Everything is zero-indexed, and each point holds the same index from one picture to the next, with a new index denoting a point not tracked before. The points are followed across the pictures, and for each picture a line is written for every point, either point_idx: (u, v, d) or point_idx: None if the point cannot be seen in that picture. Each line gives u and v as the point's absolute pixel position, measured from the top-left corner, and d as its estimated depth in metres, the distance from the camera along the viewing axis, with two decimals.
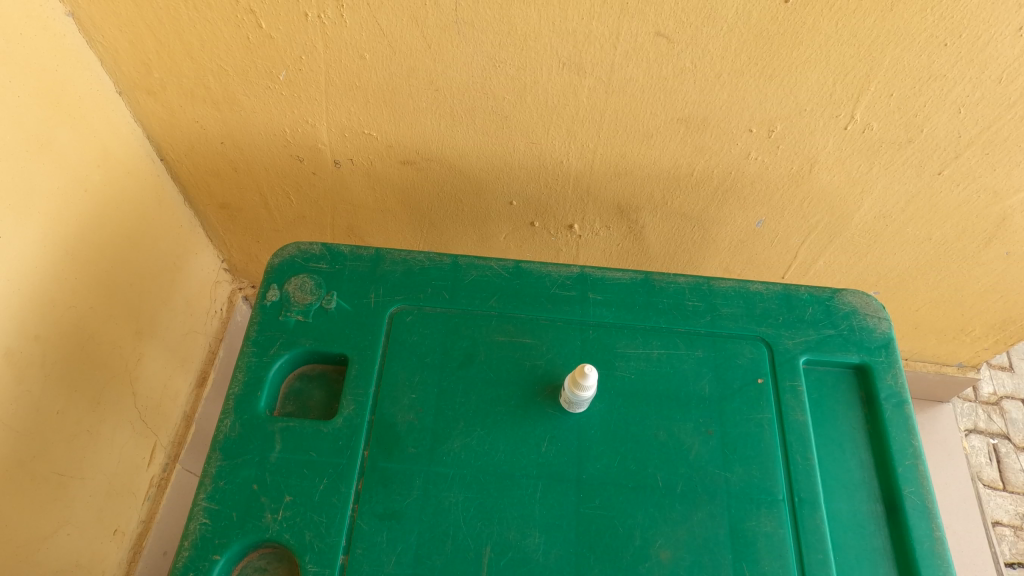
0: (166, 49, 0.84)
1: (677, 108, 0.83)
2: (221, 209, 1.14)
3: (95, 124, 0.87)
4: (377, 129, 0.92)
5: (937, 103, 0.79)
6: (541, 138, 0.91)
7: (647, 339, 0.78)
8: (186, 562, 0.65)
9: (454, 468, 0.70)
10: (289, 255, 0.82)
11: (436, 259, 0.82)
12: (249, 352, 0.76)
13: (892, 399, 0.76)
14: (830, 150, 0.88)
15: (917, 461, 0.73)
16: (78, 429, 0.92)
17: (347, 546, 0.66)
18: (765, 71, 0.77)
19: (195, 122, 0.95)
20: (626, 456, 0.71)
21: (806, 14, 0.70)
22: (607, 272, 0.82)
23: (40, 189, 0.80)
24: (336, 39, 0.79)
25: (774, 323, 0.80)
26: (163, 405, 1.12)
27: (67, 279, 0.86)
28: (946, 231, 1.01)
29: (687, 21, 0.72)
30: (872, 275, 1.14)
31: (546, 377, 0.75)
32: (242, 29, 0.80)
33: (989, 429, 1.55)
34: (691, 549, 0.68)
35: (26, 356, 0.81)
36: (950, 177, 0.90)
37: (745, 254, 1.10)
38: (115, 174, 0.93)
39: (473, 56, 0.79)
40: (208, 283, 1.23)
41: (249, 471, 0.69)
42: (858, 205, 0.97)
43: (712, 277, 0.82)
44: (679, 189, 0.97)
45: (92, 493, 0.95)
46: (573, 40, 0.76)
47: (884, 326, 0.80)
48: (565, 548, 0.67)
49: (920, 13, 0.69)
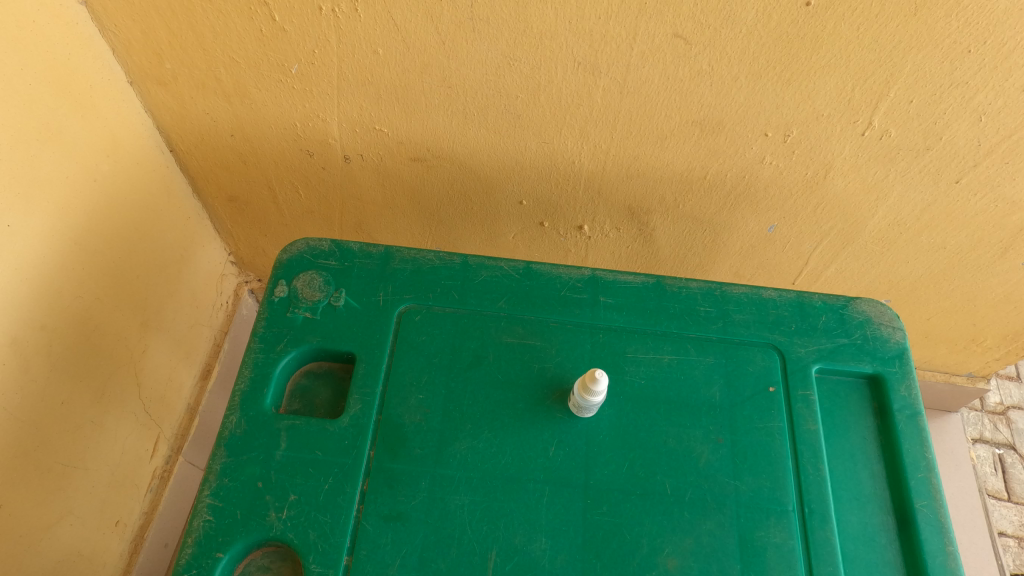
0: (177, 40, 0.83)
1: (692, 110, 0.82)
2: (229, 201, 1.13)
3: (104, 113, 0.87)
4: (388, 125, 0.92)
5: (958, 111, 0.78)
6: (553, 138, 0.90)
7: (657, 344, 0.77)
8: (189, 560, 0.64)
9: (461, 471, 0.69)
10: (297, 251, 0.81)
11: (446, 259, 0.81)
12: (256, 349, 0.75)
13: (906, 411, 0.75)
14: (846, 157, 0.87)
15: (929, 474, 0.72)
16: (82, 419, 0.91)
17: (351, 547, 0.66)
18: (783, 75, 0.76)
19: (205, 115, 0.95)
20: (635, 461, 0.70)
21: (828, 18, 0.69)
22: (618, 275, 0.81)
23: (48, 178, 0.79)
24: (349, 33, 0.78)
25: (786, 331, 0.79)
26: (167, 397, 1.11)
27: (74, 269, 0.86)
28: (962, 240, 1.00)
29: (706, 22, 0.71)
30: (884, 284, 1.13)
31: (554, 381, 0.74)
32: (255, 21, 0.79)
33: (995, 438, 1.54)
34: (699, 558, 0.67)
35: (32, 346, 0.80)
36: (967, 185, 0.89)
37: (756, 260, 1.09)
38: (124, 164, 0.92)
39: (487, 54, 0.78)
40: (214, 276, 1.23)
41: (254, 469, 0.69)
42: (873, 212, 0.96)
43: (725, 282, 0.81)
44: (692, 192, 0.95)
45: (94, 484, 0.95)
46: (589, 40, 0.75)
47: (898, 337, 0.79)
48: (571, 554, 0.66)
49: (944, 20, 0.68)
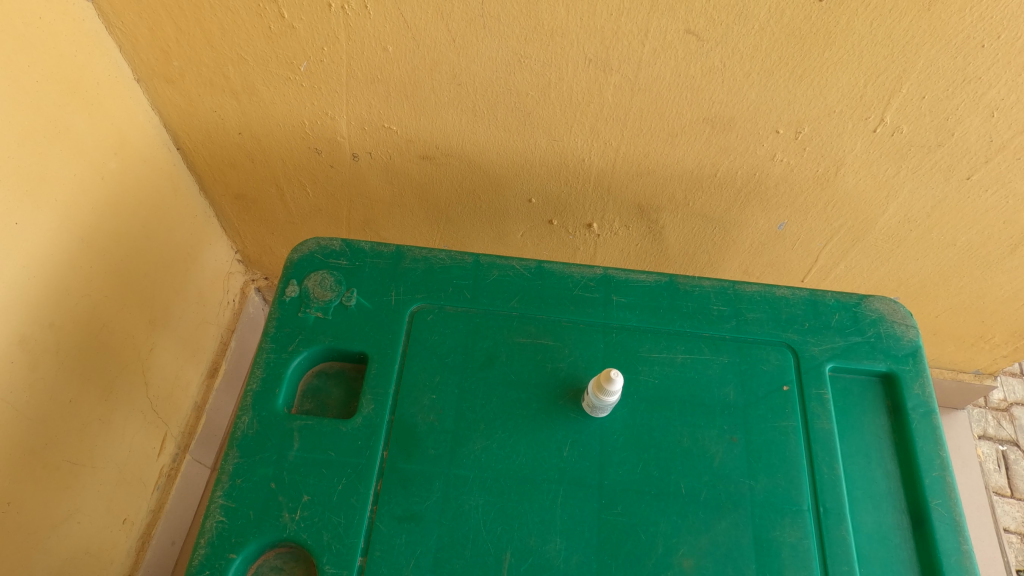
0: (185, 38, 0.83)
1: (704, 107, 0.82)
2: (236, 200, 1.12)
3: (112, 112, 0.86)
4: (397, 122, 0.91)
5: (970, 107, 0.78)
6: (563, 135, 0.89)
7: (671, 343, 0.77)
8: (203, 561, 0.64)
9: (474, 471, 0.69)
10: (308, 251, 0.80)
11: (457, 257, 0.80)
12: (268, 349, 0.74)
13: (920, 409, 0.75)
14: (858, 153, 0.86)
15: (944, 473, 0.72)
16: (89, 419, 0.91)
17: (365, 547, 0.65)
18: (795, 71, 0.76)
19: (213, 113, 0.94)
20: (649, 461, 0.70)
21: (841, 14, 0.69)
22: (631, 274, 0.80)
23: (55, 177, 0.79)
24: (358, 30, 0.78)
25: (800, 330, 0.78)
26: (174, 396, 1.11)
27: (82, 268, 0.85)
28: (972, 237, 0.99)
29: (718, 18, 0.70)
30: (893, 281, 1.13)
31: (568, 380, 0.74)
32: (263, 18, 0.78)
33: (998, 435, 1.54)
34: (715, 558, 0.67)
35: (40, 345, 0.80)
36: (978, 182, 0.88)
37: (765, 257, 1.09)
38: (131, 162, 0.92)
39: (497, 51, 0.78)
40: (221, 275, 1.22)
41: (267, 470, 0.68)
42: (883, 209, 0.95)
43: (737, 281, 0.81)
44: (702, 189, 0.95)
45: (101, 483, 0.94)
46: (600, 36, 0.74)
47: (911, 335, 0.79)
48: (586, 554, 0.66)
49: (957, 15, 0.67)
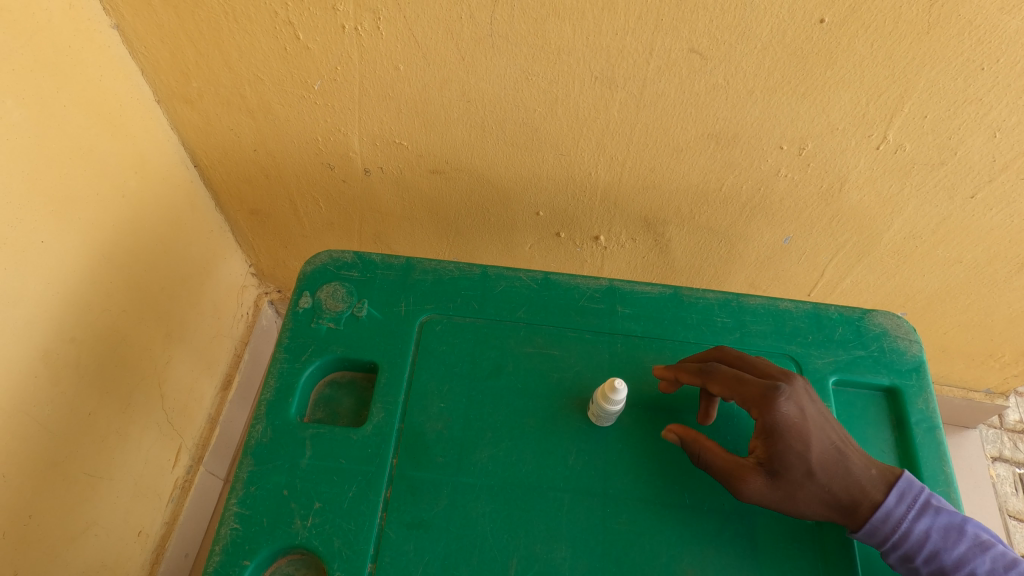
0: (204, 60, 0.85)
1: (708, 123, 0.83)
2: (251, 215, 1.15)
3: (133, 133, 0.89)
4: (408, 138, 0.93)
5: (972, 126, 0.79)
6: (571, 150, 0.91)
7: (675, 354, 0.78)
8: (217, 567, 0.65)
9: (482, 479, 0.70)
10: (321, 263, 0.83)
11: (466, 270, 0.82)
12: (281, 359, 0.76)
13: (923, 424, 0.76)
14: (861, 169, 0.87)
15: (947, 488, 0.72)
16: (107, 431, 0.93)
17: (375, 554, 0.67)
18: (797, 89, 0.77)
19: (230, 130, 0.97)
20: (654, 471, 0.71)
21: (842, 35, 0.70)
22: (636, 286, 0.82)
23: (80, 196, 0.82)
24: (371, 50, 0.80)
25: (803, 342, 0.79)
26: (188, 407, 1.13)
27: (102, 283, 0.88)
28: (979, 254, 1.00)
29: (721, 38, 0.72)
30: (899, 296, 1.13)
31: (573, 390, 0.75)
32: (279, 39, 0.81)
33: (1014, 457, 1.48)
34: (719, 569, 0.67)
35: (62, 359, 0.82)
36: (983, 201, 0.89)
37: (772, 271, 1.10)
38: (151, 181, 0.95)
39: (507, 69, 0.80)
40: (235, 288, 1.25)
41: (280, 477, 0.70)
42: (888, 225, 0.96)
43: (742, 293, 0.82)
44: (707, 204, 0.97)
45: (117, 494, 0.96)
46: (606, 54, 0.76)
47: (914, 349, 0.80)
48: (591, 562, 0.67)
49: (957, 38, 0.69)
